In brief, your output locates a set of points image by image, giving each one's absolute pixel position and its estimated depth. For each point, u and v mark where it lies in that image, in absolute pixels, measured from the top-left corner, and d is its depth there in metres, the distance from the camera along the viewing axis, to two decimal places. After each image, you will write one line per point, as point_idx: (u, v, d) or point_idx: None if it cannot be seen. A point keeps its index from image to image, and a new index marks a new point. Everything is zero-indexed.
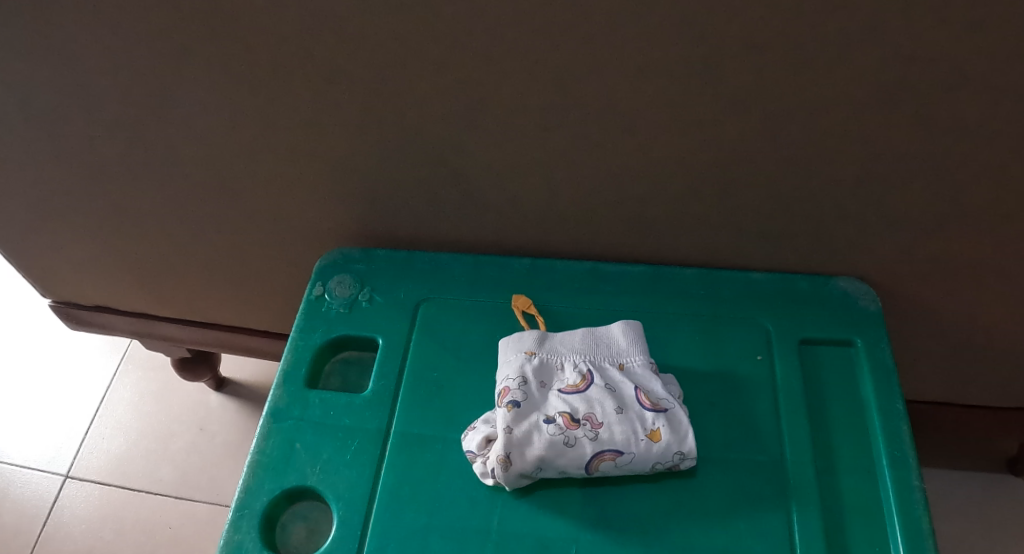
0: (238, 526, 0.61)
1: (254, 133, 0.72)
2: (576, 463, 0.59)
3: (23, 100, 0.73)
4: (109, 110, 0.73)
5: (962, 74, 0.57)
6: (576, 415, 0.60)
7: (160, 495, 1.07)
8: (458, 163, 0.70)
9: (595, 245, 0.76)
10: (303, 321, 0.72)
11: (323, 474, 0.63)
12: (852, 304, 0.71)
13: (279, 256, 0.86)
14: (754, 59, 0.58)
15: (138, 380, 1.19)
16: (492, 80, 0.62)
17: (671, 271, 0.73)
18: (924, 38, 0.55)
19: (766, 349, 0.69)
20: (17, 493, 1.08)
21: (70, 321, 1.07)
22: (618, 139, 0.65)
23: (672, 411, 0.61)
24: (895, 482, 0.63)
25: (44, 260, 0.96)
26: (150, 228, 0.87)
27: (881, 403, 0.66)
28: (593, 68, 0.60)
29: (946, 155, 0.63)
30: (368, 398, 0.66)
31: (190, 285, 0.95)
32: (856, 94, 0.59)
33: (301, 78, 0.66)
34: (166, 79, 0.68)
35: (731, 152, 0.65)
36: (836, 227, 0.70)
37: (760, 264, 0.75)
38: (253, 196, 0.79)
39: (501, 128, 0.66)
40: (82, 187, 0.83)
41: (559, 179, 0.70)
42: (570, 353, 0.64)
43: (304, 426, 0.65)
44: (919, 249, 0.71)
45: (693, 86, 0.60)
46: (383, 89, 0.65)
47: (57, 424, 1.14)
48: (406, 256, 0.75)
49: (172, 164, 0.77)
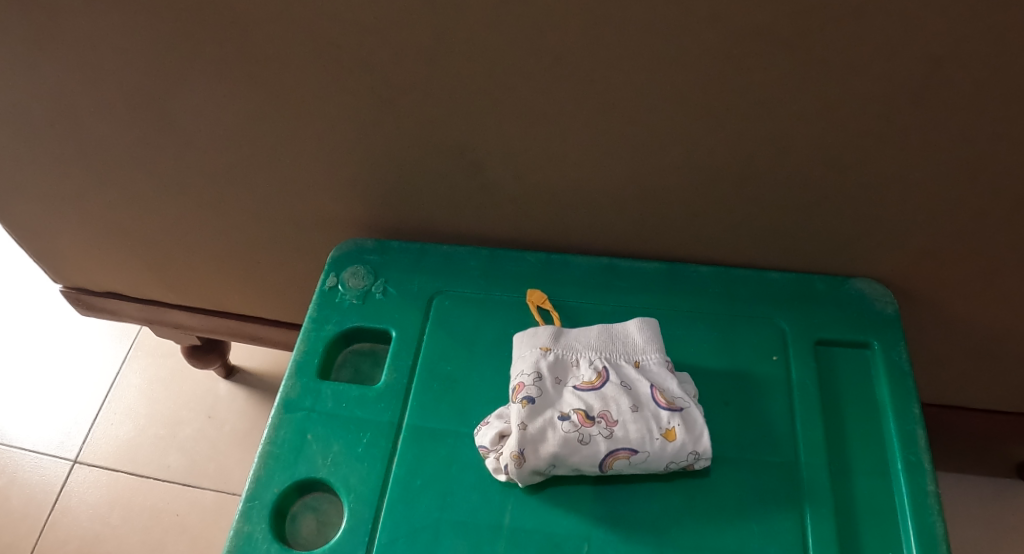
0: (248, 516, 0.61)
1: (266, 122, 0.71)
2: (590, 461, 0.58)
3: (30, 84, 0.73)
4: (117, 96, 0.72)
5: (989, 77, 0.56)
6: (590, 413, 0.60)
7: (167, 483, 1.07)
8: (475, 157, 0.70)
9: (610, 241, 0.75)
10: (316, 311, 0.71)
11: (334, 466, 0.63)
12: (869, 305, 0.70)
13: (291, 246, 0.86)
14: (777, 58, 0.57)
15: (147, 367, 1.19)
16: (510, 73, 0.62)
17: (687, 269, 0.73)
18: (951, 37, 0.54)
19: (782, 349, 0.68)
20: (26, 477, 1.08)
21: (80, 307, 1.07)
22: (636, 134, 0.64)
23: (687, 410, 0.60)
24: (910, 487, 0.62)
25: (55, 246, 0.95)
26: (161, 215, 0.86)
27: (896, 405, 0.65)
28: (615, 64, 0.59)
29: (970, 157, 0.62)
30: (380, 391, 0.66)
31: (200, 273, 0.95)
32: (881, 94, 0.58)
33: (312, 66, 0.65)
34: (180, 69, 0.68)
35: (752, 149, 0.64)
36: (853, 227, 0.69)
37: (777, 264, 0.75)
38: (266, 186, 0.78)
39: (517, 121, 0.65)
40: (94, 174, 0.82)
41: (575, 173, 0.69)
42: (585, 349, 0.64)
43: (317, 417, 0.65)
44: (938, 251, 0.70)
45: (715, 83, 0.60)
46: (397, 79, 0.64)
47: (65, 408, 1.15)
48: (419, 248, 0.75)
49: (183, 151, 0.77)
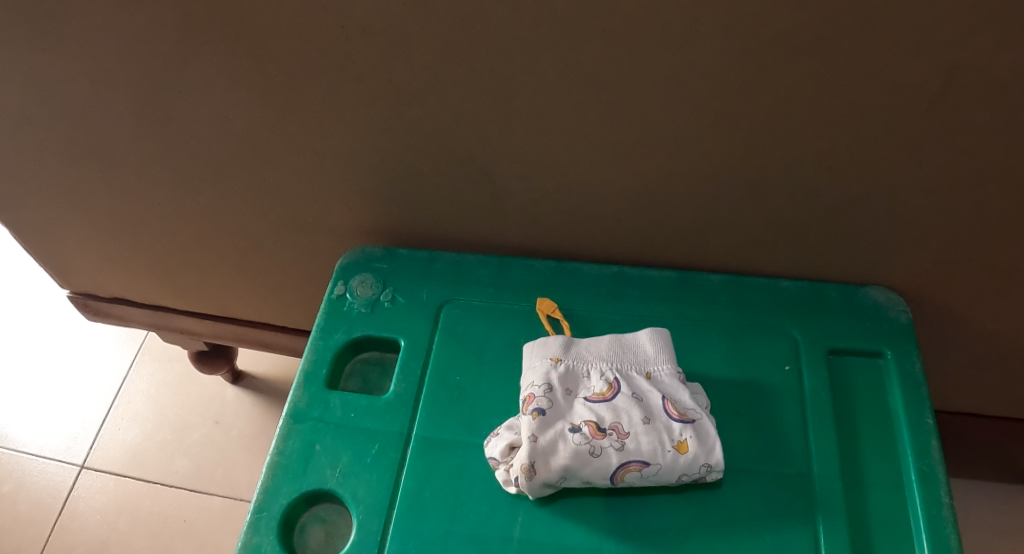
0: (256, 527, 0.60)
1: (273, 129, 0.71)
2: (602, 473, 0.58)
3: (39, 91, 0.73)
4: (125, 103, 0.72)
5: (1007, 84, 0.55)
6: (602, 424, 0.59)
7: (175, 488, 1.07)
8: (484, 165, 0.69)
9: (620, 248, 0.75)
10: (324, 320, 0.71)
11: (343, 477, 0.62)
12: (883, 314, 0.70)
13: (299, 253, 0.86)
14: (790, 66, 0.57)
15: (154, 371, 1.19)
16: (520, 81, 0.61)
17: (698, 277, 0.72)
18: (968, 45, 0.53)
19: (795, 359, 0.67)
20: (33, 482, 1.08)
21: (87, 312, 1.07)
22: (648, 141, 0.64)
23: (699, 422, 0.59)
24: (924, 499, 0.61)
25: (62, 252, 0.95)
26: (168, 221, 0.86)
27: (911, 416, 0.65)
28: (626, 72, 0.59)
29: (985, 165, 0.61)
30: (389, 401, 0.65)
31: (208, 279, 0.94)
32: (896, 102, 0.58)
33: (320, 73, 0.64)
34: (187, 76, 0.68)
35: (765, 156, 0.63)
36: (866, 235, 0.69)
37: (790, 272, 0.74)
38: (275, 192, 0.78)
39: (527, 129, 0.65)
40: (101, 180, 0.82)
41: (586, 181, 0.68)
42: (596, 360, 0.63)
43: (325, 427, 0.64)
44: (953, 258, 0.69)
45: (728, 91, 0.59)
46: (406, 85, 0.64)
47: (72, 413, 1.15)
48: (428, 256, 0.74)
49: (191, 158, 0.76)
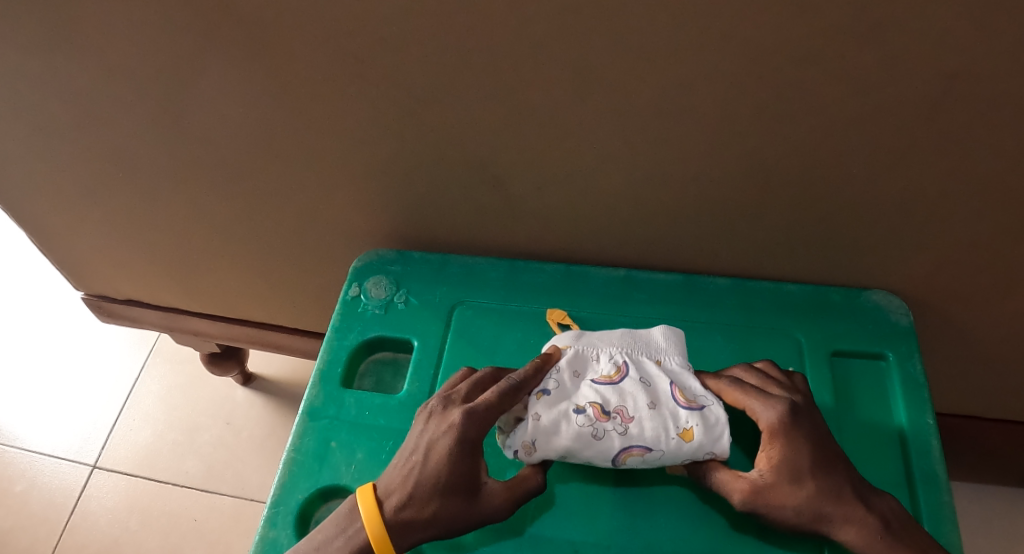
0: (273, 522, 0.62)
1: (289, 134, 0.73)
2: (604, 454, 0.60)
3: (61, 96, 0.74)
4: (144, 108, 0.74)
5: (1003, 91, 0.57)
6: (606, 407, 0.61)
7: (185, 488, 1.09)
8: (495, 169, 0.71)
9: (629, 252, 0.76)
10: (339, 321, 0.72)
11: (358, 473, 0.64)
12: (885, 317, 0.71)
13: (313, 255, 0.87)
14: (793, 73, 0.58)
15: (165, 373, 1.20)
16: (531, 87, 0.63)
17: (705, 280, 0.73)
18: (965, 53, 0.55)
19: (798, 360, 0.69)
20: (45, 482, 1.10)
21: (101, 314, 1.09)
22: (655, 147, 0.65)
23: (707, 408, 0.61)
24: (925, 499, 0.63)
25: (77, 254, 0.97)
26: (184, 223, 0.88)
27: (912, 417, 0.66)
28: (635, 78, 0.61)
29: (983, 170, 0.63)
30: (403, 400, 0.67)
31: (221, 281, 0.96)
32: (896, 108, 0.59)
33: (336, 79, 0.66)
34: (206, 82, 0.69)
35: (768, 161, 0.65)
36: (868, 239, 0.70)
37: (794, 275, 0.75)
38: (290, 196, 0.80)
39: (538, 134, 0.66)
40: (119, 183, 0.84)
41: (595, 185, 0.70)
42: (606, 345, 0.64)
43: (340, 425, 0.66)
44: (954, 261, 0.71)
45: (733, 98, 0.61)
46: (421, 91, 0.65)
47: (83, 413, 1.16)
48: (440, 259, 0.76)
49: (208, 161, 0.78)
